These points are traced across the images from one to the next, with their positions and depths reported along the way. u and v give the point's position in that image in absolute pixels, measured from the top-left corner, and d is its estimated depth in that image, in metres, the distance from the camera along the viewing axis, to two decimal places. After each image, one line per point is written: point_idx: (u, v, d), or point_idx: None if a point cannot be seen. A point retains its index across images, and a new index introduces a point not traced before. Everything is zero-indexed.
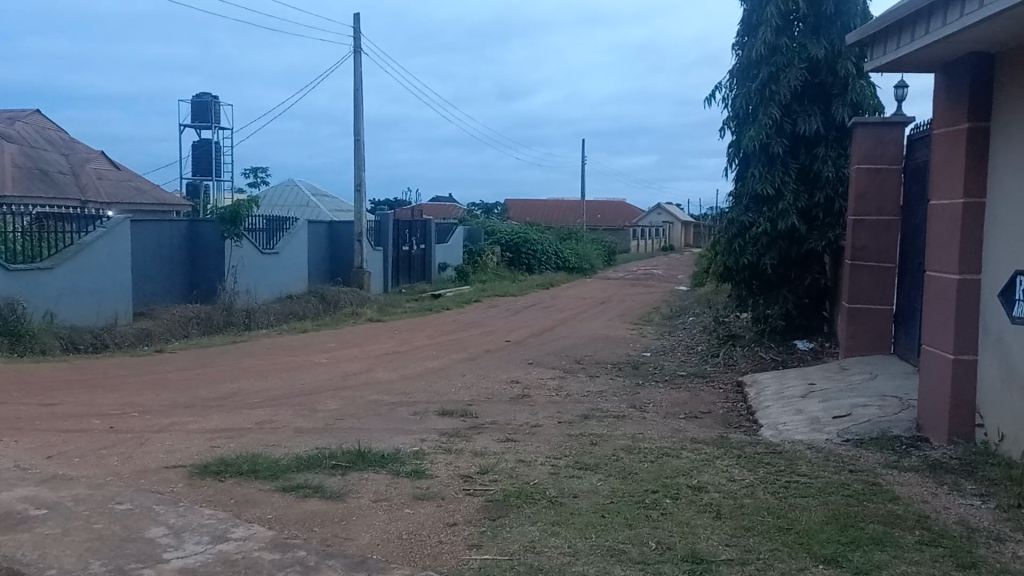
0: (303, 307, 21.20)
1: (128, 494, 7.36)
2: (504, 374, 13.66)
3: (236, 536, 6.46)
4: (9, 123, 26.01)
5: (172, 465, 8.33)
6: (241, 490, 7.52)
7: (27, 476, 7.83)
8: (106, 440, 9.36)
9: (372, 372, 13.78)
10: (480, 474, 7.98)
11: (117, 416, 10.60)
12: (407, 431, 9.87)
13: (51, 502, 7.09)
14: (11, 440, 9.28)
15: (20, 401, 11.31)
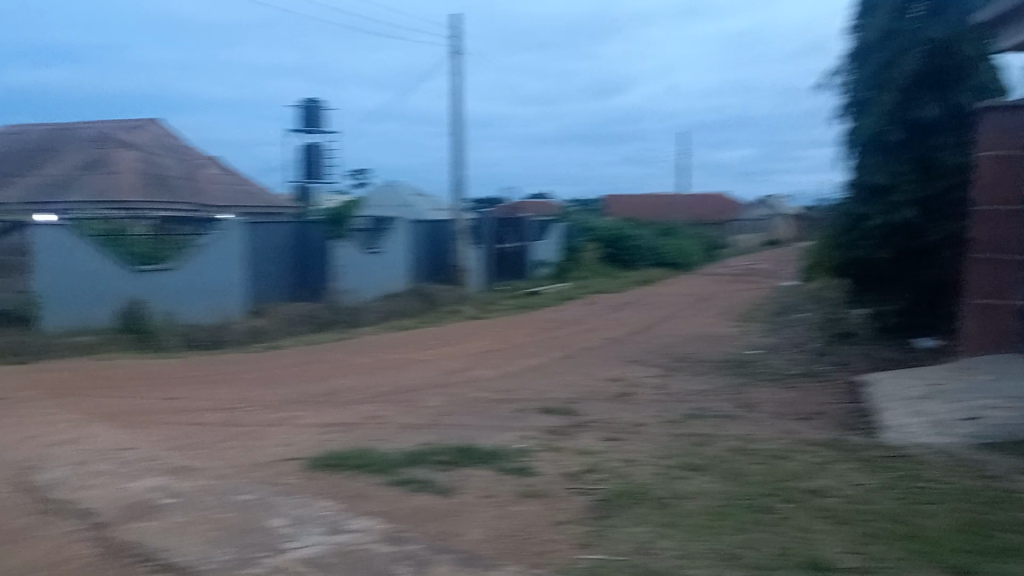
0: (406, 305, 21.65)
1: (248, 486, 7.65)
2: (604, 371, 13.55)
3: (350, 529, 6.61)
4: (132, 133, 27.56)
5: (287, 458, 8.61)
6: (353, 484, 7.70)
7: (157, 466, 8.28)
8: (224, 433, 9.77)
9: (473, 369, 13.91)
10: (586, 473, 7.91)
11: (234, 411, 11.06)
12: (510, 428, 9.90)
13: (176, 491, 7.45)
14: (138, 432, 9.81)
15: (148, 395, 11.96)
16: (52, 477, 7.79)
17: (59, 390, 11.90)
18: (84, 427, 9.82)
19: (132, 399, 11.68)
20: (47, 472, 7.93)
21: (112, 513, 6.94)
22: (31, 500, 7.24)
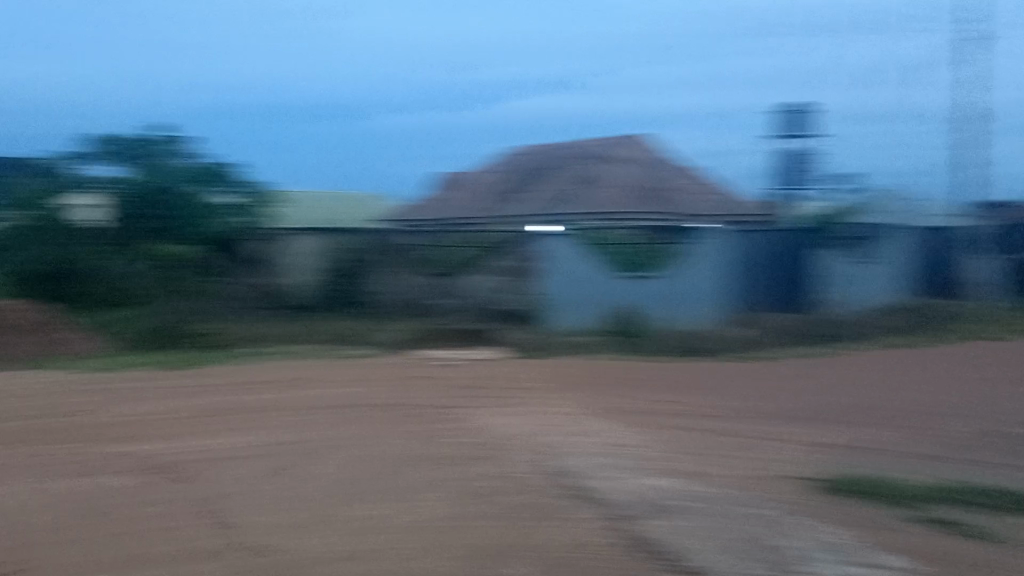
0: (899, 320, 18.81)
1: (500, 480, 7.95)
2: (1002, 424, 10.84)
3: (542, 542, 6.53)
4: (611, 151, 29.94)
5: (564, 457, 8.69)
6: (587, 495, 7.52)
7: (465, 446, 9.08)
8: (539, 422, 10.18)
9: (833, 396, 12.28)
10: (833, 541, 6.62)
11: (569, 402, 11.41)
12: (810, 470, 8.62)
13: (462, 475, 8.11)
14: (483, 409, 10.84)
15: (513, 376, 13.04)
16: (382, 445, 9.09)
17: (446, 370, 13.47)
18: (441, 402, 11.20)
19: (496, 380, 12.79)
20: (381, 441, 9.26)
21: (400, 484, 7.87)
22: (357, 461, 8.55)
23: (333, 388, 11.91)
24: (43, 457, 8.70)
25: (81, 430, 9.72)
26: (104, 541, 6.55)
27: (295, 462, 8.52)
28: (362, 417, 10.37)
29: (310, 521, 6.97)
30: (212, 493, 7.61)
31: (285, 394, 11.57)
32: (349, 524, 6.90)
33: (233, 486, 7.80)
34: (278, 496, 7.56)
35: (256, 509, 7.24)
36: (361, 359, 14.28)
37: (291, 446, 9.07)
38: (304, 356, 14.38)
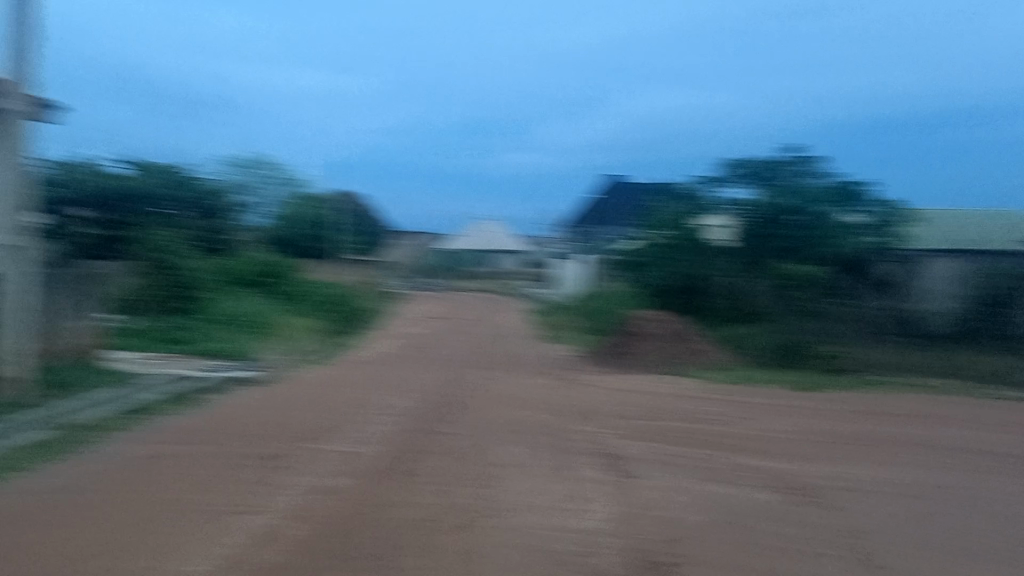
0: None
1: (707, 477, 7.79)
2: None
3: (738, 531, 6.46)
4: None
5: (773, 459, 8.36)
6: (783, 493, 7.31)
7: (769, 459, 8.43)
8: (747, 428, 9.80)
9: None
10: None
11: (777, 413, 10.89)
12: None
13: (784, 489, 7.47)
14: (766, 422, 10.10)
15: (708, 388, 12.63)
16: (681, 458, 8.51)
17: (648, 384, 13.16)
18: (707, 414, 10.54)
19: (694, 391, 12.46)
20: (675, 453, 8.69)
21: (723, 495, 7.33)
22: (667, 474, 8.00)
23: (585, 406, 11.42)
24: (317, 474, 8.52)
25: (338, 447, 9.53)
26: (442, 554, 6.28)
27: (595, 476, 8.04)
28: (633, 431, 9.80)
29: (565, 516, 7.17)
30: (518, 511, 7.21)
31: (531, 412, 11.12)
32: (698, 538, 6.39)
33: (542, 503, 7.37)
34: (599, 512, 7.08)
35: (585, 524, 6.81)
36: (589, 377, 13.77)
37: (576, 462, 8.60)
38: (521, 376, 13.93)
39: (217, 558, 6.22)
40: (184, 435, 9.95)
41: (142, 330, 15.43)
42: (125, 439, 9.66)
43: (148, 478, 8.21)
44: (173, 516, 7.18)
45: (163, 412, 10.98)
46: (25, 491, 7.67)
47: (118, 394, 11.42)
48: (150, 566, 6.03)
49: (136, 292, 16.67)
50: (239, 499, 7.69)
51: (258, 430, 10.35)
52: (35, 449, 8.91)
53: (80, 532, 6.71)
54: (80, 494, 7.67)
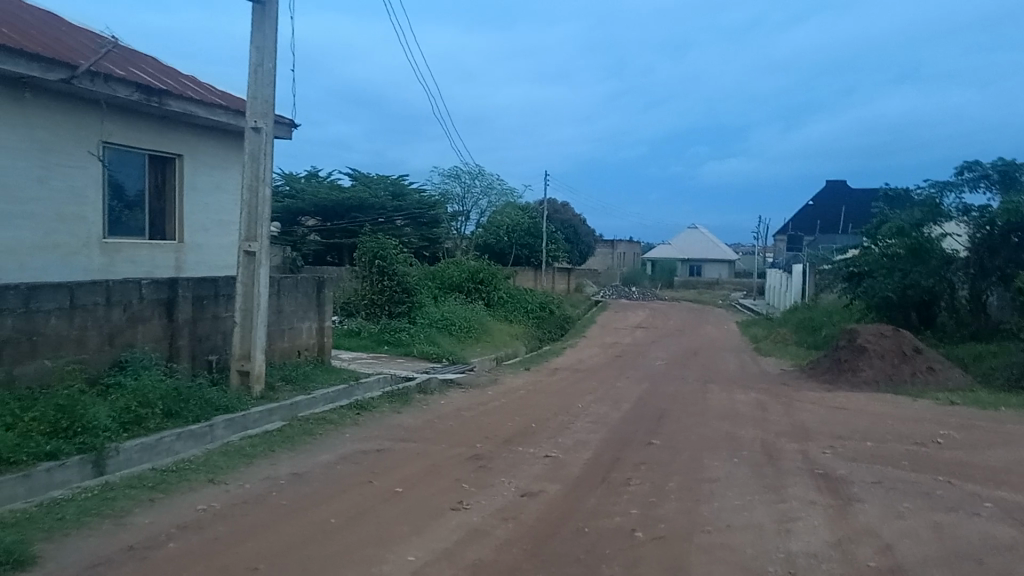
0: None
1: (926, 509, 7.19)
2: None
3: (960, 568, 5.94)
4: None
5: (1008, 493, 7.54)
6: (1017, 530, 6.60)
7: (1006, 491, 7.60)
8: (980, 455, 8.88)
9: None
10: None
11: (1021, 437, 9.74)
12: None
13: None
14: (1014, 451, 9.08)
15: (937, 409, 11.58)
16: (906, 485, 7.89)
17: (863, 402, 12.34)
18: (943, 439, 9.64)
19: (919, 411, 11.47)
20: (904, 479, 8.06)
21: (957, 527, 6.71)
22: (893, 500, 7.45)
23: (801, 424, 10.87)
24: (527, 477, 8.76)
25: (546, 453, 9.74)
26: (649, 566, 6.27)
27: (811, 497, 7.66)
28: (856, 453, 9.20)
29: (767, 528, 6.95)
30: (728, 527, 7.03)
31: (743, 429, 10.74)
32: (925, 572, 5.91)
33: (754, 522, 7.13)
34: (815, 535, 6.74)
35: (798, 546, 6.52)
36: (804, 395, 13.08)
37: (790, 481, 8.24)
38: (729, 392, 13.47)
39: (435, 551, 6.60)
40: (404, 433, 10.60)
41: (358, 331, 16.43)
42: (353, 434, 10.44)
43: (374, 470, 8.85)
44: (395, 509, 7.67)
45: (385, 410, 11.76)
46: (271, 476, 8.54)
47: (347, 389, 12.35)
48: (377, 553, 6.51)
49: (355, 295, 17.85)
50: (455, 497, 8.07)
51: (472, 430, 10.88)
52: (276, 437, 9.87)
53: (316, 516, 7.37)
54: (316, 481, 8.42)
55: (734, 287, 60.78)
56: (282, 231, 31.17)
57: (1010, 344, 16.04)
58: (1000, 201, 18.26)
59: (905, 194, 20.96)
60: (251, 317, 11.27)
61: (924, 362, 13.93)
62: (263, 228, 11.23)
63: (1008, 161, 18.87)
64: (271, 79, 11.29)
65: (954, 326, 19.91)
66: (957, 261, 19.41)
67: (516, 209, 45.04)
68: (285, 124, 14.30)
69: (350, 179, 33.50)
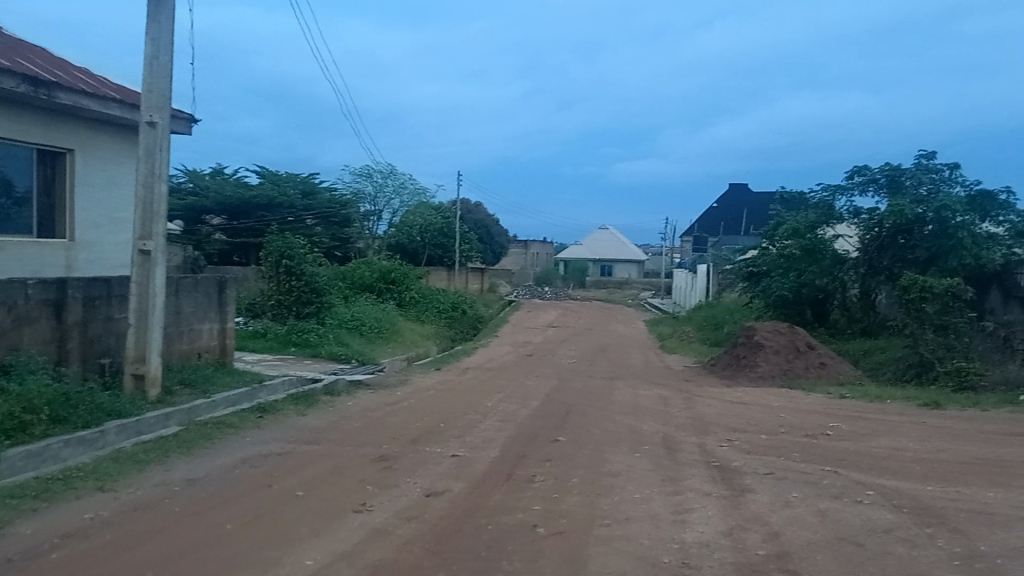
0: None
1: (814, 496, 7.56)
2: None
3: (838, 550, 6.29)
4: None
5: (887, 479, 8.00)
6: (891, 514, 7.01)
7: (885, 477, 8.05)
8: (868, 445, 9.35)
9: None
10: None
11: (902, 427, 10.33)
12: None
13: (909, 509, 7.11)
14: (895, 440, 9.61)
15: (829, 402, 12.14)
16: (793, 474, 8.26)
17: (764, 396, 12.82)
18: (831, 430, 10.13)
19: (815, 405, 12.00)
20: (793, 469, 8.42)
21: (839, 513, 7.06)
22: (782, 490, 7.77)
23: (701, 418, 11.23)
24: (432, 476, 8.78)
25: (452, 452, 9.77)
26: (549, 560, 6.37)
27: (707, 489, 7.93)
28: (750, 445, 9.57)
29: (666, 519, 7.18)
30: (627, 519, 7.21)
31: (645, 423, 11.04)
32: (808, 556, 6.20)
33: (652, 514, 7.33)
34: (709, 525, 6.98)
35: (692, 536, 6.74)
36: (705, 390, 13.50)
37: (688, 473, 8.51)
38: (634, 388, 13.79)
39: (335, 553, 6.53)
40: (309, 435, 10.45)
41: (263, 332, 16.07)
42: (255, 436, 10.24)
43: (275, 474, 8.70)
44: (296, 512, 7.56)
45: (290, 412, 11.57)
46: (165, 482, 8.28)
47: (249, 391, 12.09)
48: (274, 557, 6.40)
49: (260, 296, 17.45)
50: (358, 498, 8.01)
51: (379, 430, 10.83)
52: (172, 442, 9.59)
53: (211, 521, 7.20)
54: (213, 486, 8.22)
55: (643, 286, 62.20)
56: (186, 230, 30.23)
57: (896, 341, 16.87)
58: (886, 204, 19.27)
59: (801, 196, 21.97)
60: (146, 318, 10.92)
61: (816, 358, 14.62)
62: (159, 226, 10.90)
63: (894, 166, 19.96)
64: (167, 72, 10.97)
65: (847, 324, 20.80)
66: (848, 261, 20.44)
67: (429, 209, 44.90)
68: (185, 118, 13.90)
69: (257, 177, 32.72)
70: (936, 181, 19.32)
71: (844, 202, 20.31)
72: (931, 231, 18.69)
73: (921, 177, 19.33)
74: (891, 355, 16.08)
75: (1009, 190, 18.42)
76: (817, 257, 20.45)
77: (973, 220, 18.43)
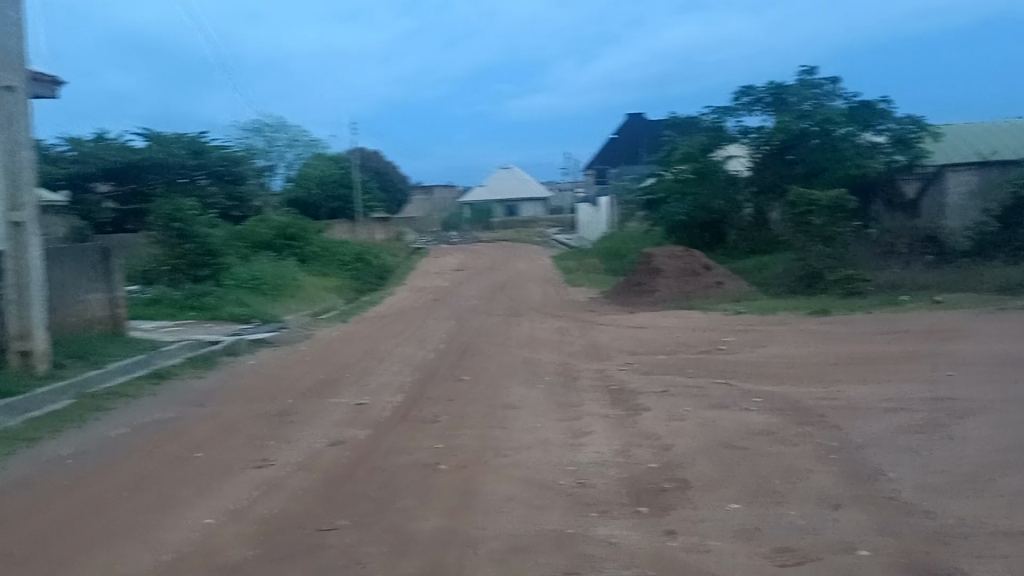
0: None
1: (702, 407, 7.80)
2: None
3: (722, 453, 6.52)
4: None
5: (769, 385, 8.34)
6: (771, 416, 7.31)
7: (769, 383, 8.39)
8: (755, 354, 9.73)
9: None
10: (1011, 450, 6.04)
11: (786, 334, 10.79)
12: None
13: (790, 409, 7.43)
14: (779, 347, 10.01)
15: (721, 319, 12.53)
16: (685, 389, 8.51)
17: (661, 318, 13.14)
18: (723, 345, 10.46)
19: (708, 321, 12.38)
20: (685, 385, 8.66)
21: (724, 420, 7.31)
22: (673, 405, 7.98)
23: (600, 345, 11.45)
24: (333, 426, 8.69)
25: (353, 401, 9.67)
26: (446, 494, 6.38)
27: (602, 411, 8.08)
28: (646, 366, 9.80)
29: (561, 443, 7.30)
30: (523, 448, 7.30)
31: (546, 355, 11.15)
32: (694, 464, 6.39)
33: (548, 440, 7.44)
34: (601, 445, 7.12)
35: (585, 457, 6.87)
36: (606, 318, 13.74)
37: (586, 398, 8.66)
38: (537, 322, 13.93)
39: (228, 511, 6.41)
40: (207, 397, 10.19)
41: (157, 300, 15.52)
42: (150, 404, 9.93)
43: (170, 438, 8.47)
44: (189, 473, 7.40)
45: (186, 377, 11.24)
46: (51, 457, 7.97)
47: (146, 358, 11.73)
48: (168, 521, 6.23)
49: (153, 262, 16.86)
50: (256, 455, 7.86)
51: (280, 386, 10.62)
52: (60, 416, 9.20)
53: (101, 492, 6.95)
54: (103, 457, 7.93)
55: (549, 223, 62.76)
56: (69, 200, 28.77)
57: (788, 255, 17.52)
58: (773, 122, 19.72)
59: (691, 120, 22.27)
60: (22, 293, 10.38)
61: (711, 278, 15.00)
62: (26, 196, 10.31)
63: (778, 84, 20.35)
64: (18, 32, 10.22)
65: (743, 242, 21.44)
66: (741, 181, 20.86)
67: (325, 160, 43.85)
68: (49, 82, 13.10)
69: (142, 138, 31.20)
70: (818, 96, 19.84)
71: (732, 122, 20.68)
72: (818, 142, 19.26)
73: (804, 93, 19.79)
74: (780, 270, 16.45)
75: (887, 100, 19.04)
76: (711, 179, 20.96)
77: (855, 132, 19.04)
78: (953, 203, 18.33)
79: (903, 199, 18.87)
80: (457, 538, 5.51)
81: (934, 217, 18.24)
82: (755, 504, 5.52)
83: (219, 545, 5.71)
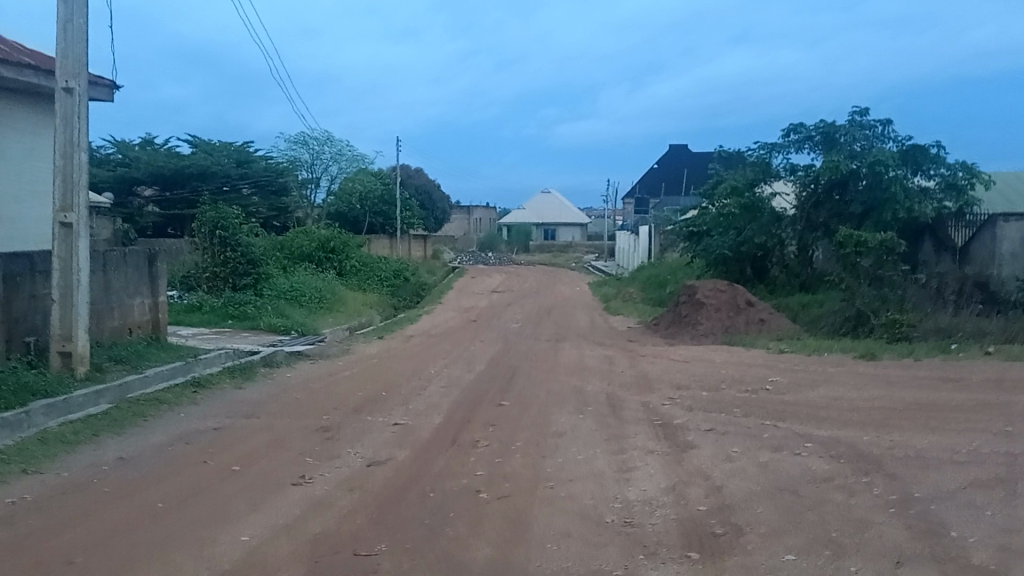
0: None
1: (754, 449, 7.62)
2: None
3: (778, 500, 6.36)
4: None
5: (823, 429, 8.14)
6: (825, 462, 7.11)
7: (823, 427, 8.19)
8: (808, 396, 9.50)
9: None
10: None
11: (838, 377, 10.54)
12: None
13: (847, 457, 7.23)
14: (833, 390, 9.77)
15: (768, 357, 12.31)
16: (736, 428, 8.33)
17: (706, 353, 12.95)
18: (772, 384, 10.25)
19: (755, 359, 12.16)
20: (735, 424, 8.48)
21: (778, 464, 7.14)
22: (725, 445, 7.81)
23: (644, 376, 11.28)
24: (374, 445, 8.61)
25: (394, 420, 9.59)
26: (493, 524, 6.26)
27: (649, 446, 7.94)
28: (693, 401, 9.63)
29: (609, 477, 7.17)
30: (570, 480, 7.17)
31: (589, 384, 11.02)
32: (750, 509, 6.23)
33: (595, 473, 7.32)
34: (651, 482, 6.99)
35: (637, 494, 6.72)
36: (648, 349, 13.59)
37: (632, 432, 8.52)
38: (579, 349, 13.80)
39: (274, 527, 6.34)
40: (247, 408, 10.20)
41: (199, 306, 15.66)
42: (191, 413, 9.94)
43: (210, 449, 8.43)
44: (233, 486, 7.35)
45: (227, 386, 11.26)
46: (94, 461, 7.98)
47: (185, 366, 11.78)
48: (211, 533, 6.19)
49: (195, 268, 17.02)
50: (298, 470, 7.82)
51: (320, 400, 10.61)
52: (103, 421, 9.22)
53: (144, 500, 6.94)
54: (146, 464, 7.94)
55: (585, 248, 62.67)
56: (116, 203, 29.35)
57: (833, 296, 17.32)
58: (822, 160, 19.57)
59: (738, 154, 22.19)
60: (70, 295, 10.45)
61: (756, 314, 14.80)
62: (80, 197, 10.40)
63: (829, 122, 20.22)
64: (83, 36, 10.34)
65: (785, 279, 21.28)
66: (786, 218, 20.70)
67: (367, 175, 44.27)
68: (105, 86, 13.31)
69: (189, 146, 31.88)
70: (870, 136, 19.61)
71: (779, 159, 20.57)
72: (869, 183, 19.05)
73: (855, 133, 19.65)
74: (827, 309, 16.35)
75: (940, 143, 18.79)
76: (756, 215, 20.84)
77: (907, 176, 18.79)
78: (1006, 250, 17.27)
79: (953, 243, 18.57)
80: (509, 571, 5.40)
81: (985, 265, 17.63)
82: (817, 556, 5.36)
83: (264, 560, 5.64)
